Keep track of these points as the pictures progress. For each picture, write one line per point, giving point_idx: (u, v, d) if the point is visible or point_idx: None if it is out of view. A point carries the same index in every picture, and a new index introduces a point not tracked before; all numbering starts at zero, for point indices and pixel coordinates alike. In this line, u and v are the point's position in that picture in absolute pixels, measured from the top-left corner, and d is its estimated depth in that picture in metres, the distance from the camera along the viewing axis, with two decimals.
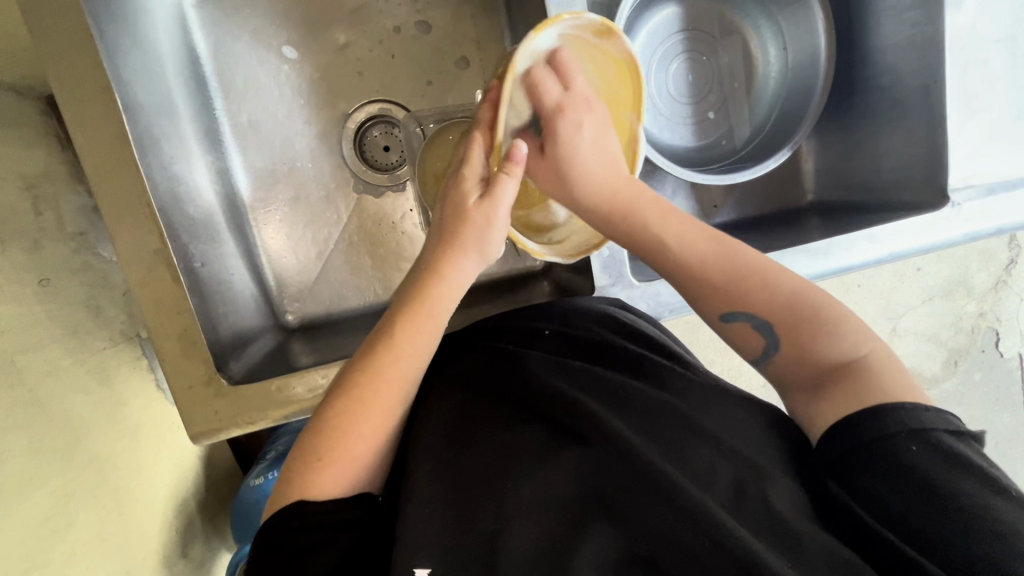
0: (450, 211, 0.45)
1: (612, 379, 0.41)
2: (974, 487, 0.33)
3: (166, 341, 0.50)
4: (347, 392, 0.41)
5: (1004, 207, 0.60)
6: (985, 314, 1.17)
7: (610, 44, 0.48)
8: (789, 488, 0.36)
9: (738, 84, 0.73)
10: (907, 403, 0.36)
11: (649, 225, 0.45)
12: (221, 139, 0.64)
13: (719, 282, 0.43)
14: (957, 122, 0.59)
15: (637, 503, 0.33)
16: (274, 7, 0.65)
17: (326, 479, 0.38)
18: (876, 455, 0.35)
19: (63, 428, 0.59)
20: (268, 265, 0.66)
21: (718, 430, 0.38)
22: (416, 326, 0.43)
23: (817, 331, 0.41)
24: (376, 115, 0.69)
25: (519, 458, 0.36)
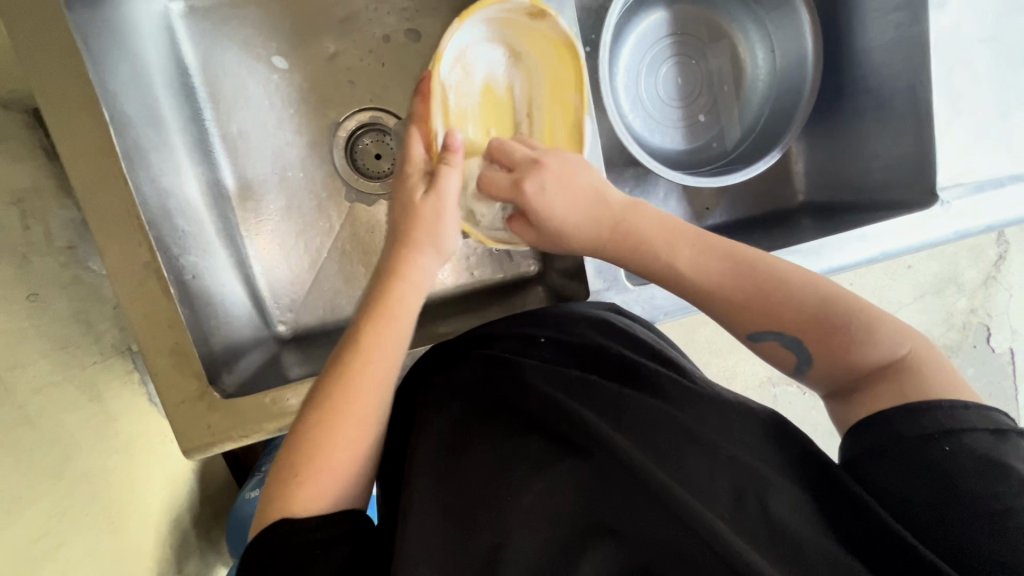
0: (400, 207, 0.49)
1: (609, 387, 0.41)
2: (1010, 492, 0.33)
3: (157, 355, 0.50)
4: (320, 404, 0.41)
5: (993, 204, 0.60)
6: (975, 310, 1.18)
7: (543, 25, 0.53)
8: (791, 490, 0.35)
9: (727, 87, 0.73)
10: (946, 402, 0.36)
11: (656, 249, 0.46)
12: (211, 149, 0.64)
13: (739, 301, 0.43)
14: (943, 121, 0.60)
15: (637, 513, 0.33)
16: (263, 17, 0.65)
17: (305, 493, 0.37)
18: (910, 454, 0.35)
19: (52, 445, 0.58)
20: (260, 275, 0.66)
21: (715, 438, 0.37)
22: (382, 329, 0.44)
23: (850, 340, 0.41)
24: (367, 123, 0.69)
25: (515, 468, 0.36)
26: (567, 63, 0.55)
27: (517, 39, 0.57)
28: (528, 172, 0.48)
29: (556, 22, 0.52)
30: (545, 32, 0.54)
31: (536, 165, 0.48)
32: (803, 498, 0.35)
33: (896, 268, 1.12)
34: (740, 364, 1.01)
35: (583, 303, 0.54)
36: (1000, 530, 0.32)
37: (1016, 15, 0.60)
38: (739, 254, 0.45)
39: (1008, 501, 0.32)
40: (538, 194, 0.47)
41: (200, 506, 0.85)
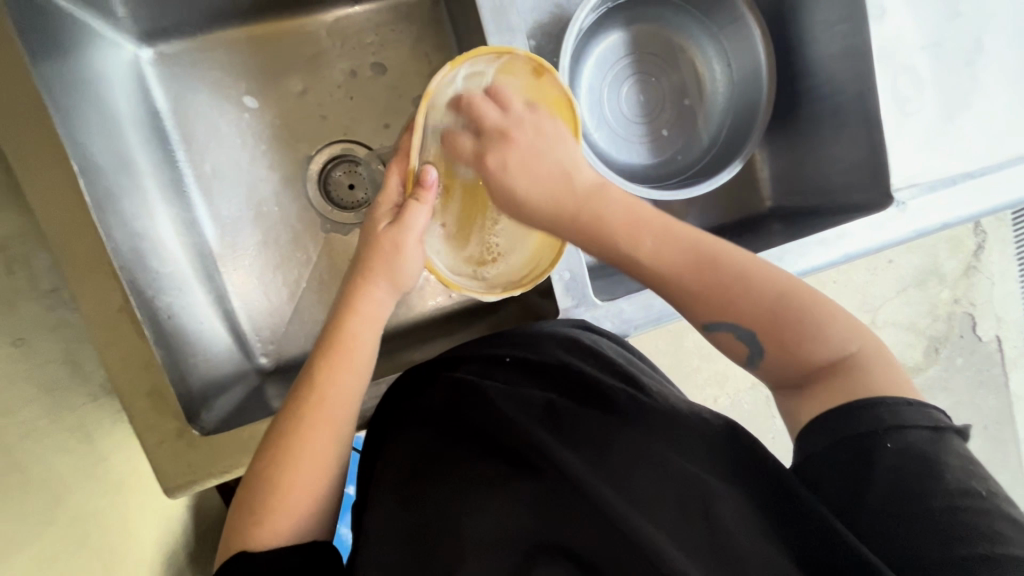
0: (366, 238, 0.49)
1: (563, 407, 0.44)
2: (945, 489, 0.36)
3: (136, 398, 0.50)
4: (277, 444, 0.44)
5: (949, 202, 0.62)
6: (959, 300, 1.20)
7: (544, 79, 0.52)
8: (738, 499, 0.38)
9: (689, 100, 0.76)
10: (889, 399, 0.39)
11: (618, 242, 0.43)
12: (185, 190, 0.65)
13: (698, 292, 0.43)
14: (892, 125, 0.62)
15: (586, 529, 0.36)
16: (232, 60, 0.67)
17: (263, 531, 0.40)
18: (856, 452, 0.38)
19: (39, 490, 0.59)
20: (240, 310, 0.67)
21: (665, 451, 0.40)
22: (336, 368, 0.46)
23: (804, 338, 0.42)
24: (338, 155, 0.70)
25: (476, 491, 0.40)
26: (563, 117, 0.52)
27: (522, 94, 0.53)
28: (493, 145, 0.48)
29: (556, 78, 0.51)
30: (546, 88, 0.52)
31: (502, 138, 0.48)
32: (747, 505, 0.38)
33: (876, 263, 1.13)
34: (729, 367, 1.02)
35: (550, 321, 0.56)
36: (940, 524, 0.35)
37: (953, 20, 0.62)
38: (697, 236, 0.44)
39: (945, 496, 0.35)
40: (500, 169, 0.47)
41: (197, 540, 0.85)
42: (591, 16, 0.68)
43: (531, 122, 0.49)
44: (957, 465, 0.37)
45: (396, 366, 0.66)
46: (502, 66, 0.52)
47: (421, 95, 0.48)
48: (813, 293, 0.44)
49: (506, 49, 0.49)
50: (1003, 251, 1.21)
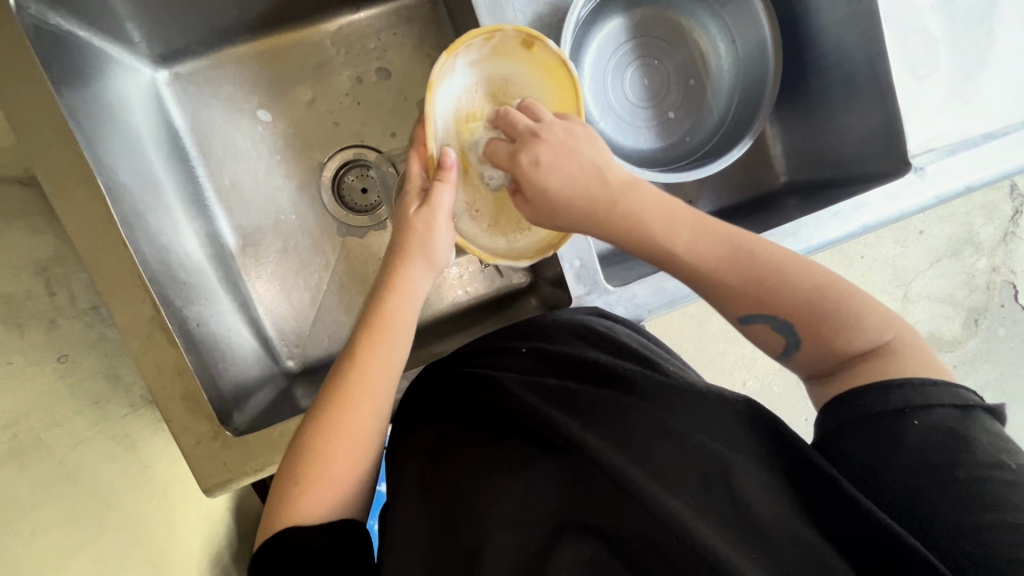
0: (398, 219, 0.50)
1: (580, 393, 0.45)
2: (977, 460, 0.36)
3: (170, 403, 0.52)
4: (320, 417, 0.46)
5: (971, 164, 0.60)
6: (998, 269, 1.16)
7: (535, 50, 0.53)
8: (760, 473, 0.38)
9: (694, 81, 0.75)
10: (916, 379, 0.38)
11: (655, 235, 0.43)
12: (207, 204, 0.68)
13: (734, 285, 0.42)
14: (905, 89, 0.60)
15: (611, 507, 0.37)
16: (244, 75, 0.70)
17: (304, 503, 0.42)
18: (881, 426, 0.38)
19: (90, 494, 0.63)
20: (265, 316, 0.70)
21: (685, 427, 0.40)
22: (375, 345, 0.48)
23: (836, 330, 0.41)
24: (350, 160, 0.73)
25: (497, 472, 0.41)
26: (562, 82, 0.54)
27: (515, 68, 0.56)
28: (525, 145, 0.46)
29: (546, 44, 0.52)
30: (540, 57, 0.54)
31: (534, 138, 0.46)
32: (770, 479, 0.38)
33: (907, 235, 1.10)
34: (756, 350, 1.01)
35: (562, 311, 0.57)
36: (972, 494, 0.35)
37: None
38: (729, 230, 0.43)
39: (977, 468, 0.35)
40: (532, 168, 0.45)
41: (239, 540, 0.89)
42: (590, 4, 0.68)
43: (564, 124, 0.47)
44: (989, 441, 0.36)
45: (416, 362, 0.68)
46: (495, 46, 0.54)
47: (426, 86, 0.48)
48: (849, 285, 0.42)
49: (496, 27, 0.50)
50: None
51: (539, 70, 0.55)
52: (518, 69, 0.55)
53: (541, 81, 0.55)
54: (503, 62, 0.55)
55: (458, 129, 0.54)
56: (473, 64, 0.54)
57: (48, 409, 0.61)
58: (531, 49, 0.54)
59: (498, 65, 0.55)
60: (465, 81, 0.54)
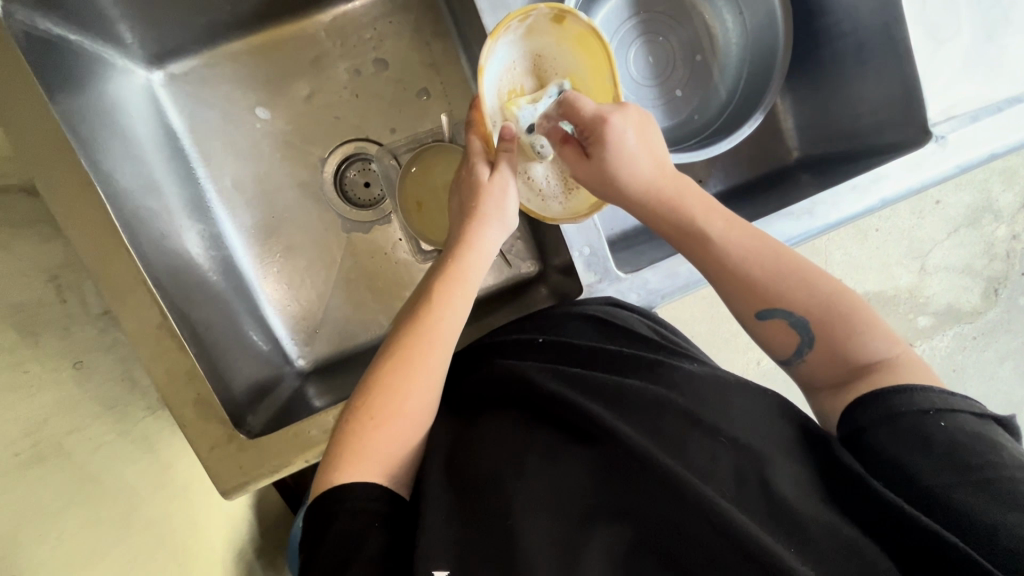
0: (467, 182, 0.55)
1: (608, 381, 0.44)
2: (1005, 463, 0.38)
3: (183, 408, 0.51)
4: (396, 354, 0.48)
5: (994, 130, 0.57)
6: (1018, 236, 1.14)
7: (566, 23, 0.54)
8: (792, 469, 0.39)
9: (701, 56, 0.72)
10: (934, 388, 0.42)
11: (694, 218, 0.49)
12: (209, 206, 0.67)
13: (758, 284, 0.48)
14: (928, 54, 0.57)
15: (642, 493, 0.36)
16: (240, 72, 0.69)
17: (382, 434, 0.44)
18: (913, 425, 0.40)
19: (113, 498, 0.64)
20: (275, 316, 0.70)
21: (718, 419, 0.40)
22: (449, 291, 0.51)
23: (846, 335, 0.46)
24: (352, 154, 0.72)
25: (525, 460, 0.39)
26: (595, 50, 0.55)
27: (546, 44, 0.57)
28: (613, 109, 0.49)
29: (577, 17, 0.53)
30: (572, 30, 0.55)
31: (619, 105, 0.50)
32: (802, 476, 0.39)
33: (925, 205, 1.08)
34: None
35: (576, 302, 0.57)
36: (1001, 493, 0.36)
37: None
38: (768, 239, 0.49)
39: (1006, 469, 0.37)
40: (619, 129, 0.48)
41: (262, 535, 0.90)
42: None
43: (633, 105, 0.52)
44: (1010, 446, 0.39)
45: None
46: (529, 26, 0.54)
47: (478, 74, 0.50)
48: (860, 300, 0.48)
49: (532, 8, 0.51)
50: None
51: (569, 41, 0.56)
52: (550, 44, 0.56)
53: (573, 54, 0.57)
54: (536, 39, 0.56)
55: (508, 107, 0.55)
56: (512, 45, 0.54)
57: (66, 415, 0.62)
58: (562, 23, 0.55)
59: (533, 41, 0.56)
60: (506, 62, 0.55)
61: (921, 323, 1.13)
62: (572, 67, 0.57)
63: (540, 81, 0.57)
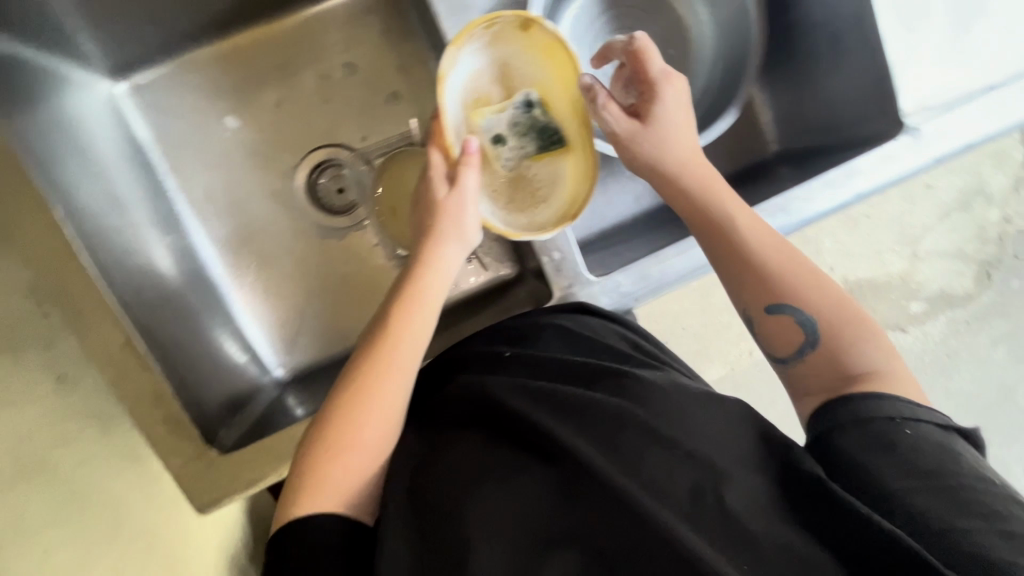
0: (425, 204, 0.55)
1: (570, 393, 0.43)
2: (964, 472, 0.39)
3: (152, 427, 0.50)
4: (353, 381, 0.48)
5: (968, 121, 0.56)
6: (1010, 219, 1.14)
7: (531, 33, 0.56)
8: (748, 482, 0.39)
9: (674, 49, 0.70)
10: (901, 398, 0.44)
11: (722, 200, 0.52)
12: (179, 218, 0.66)
13: (773, 275, 0.50)
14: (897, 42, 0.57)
15: (600, 513, 0.37)
16: (206, 80, 0.67)
17: (338, 465, 0.44)
18: (878, 432, 0.42)
19: (99, 515, 0.64)
20: (251, 327, 0.69)
21: (678, 434, 0.40)
22: (407, 312, 0.52)
23: (847, 341, 0.47)
24: (323, 160, 0.70)
25: (483, 482, 0.39)
26: (560, 60, 0.57)
27: (512, 54, 0.58)
28: (673, 76, 0.55)
29: (545, 25, 0.55)
30: (538, 39, 0.57)
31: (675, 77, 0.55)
32: (761, 489, 0.39)
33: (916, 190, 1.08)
34: None
35: (545, 309, 0.56)
36: (961, 501, 0.38)
37: None
38: (789, 243, 0.52)
39: (966, 478, 0.39)
40: (672, 93, 0.54)
41: (254, 542, 0.90)
42: None
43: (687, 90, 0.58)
44: (970, 456, 0.41)
45: None
46: (495, 34, 0.56)
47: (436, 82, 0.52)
48: (864, 314, 0.50)
49: (495, 15, 0.53)
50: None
51: (535, 49, 0.57)
52: (518, 53, 0.58)
53: (539, 63, 0.58)
54: (502, 48, 0.57)
55: (471, 117, 0.57)
56: (478, 56, 0.57)
57: (50, 434, 0.61)
58: (529, 32, 0.56)
59: (501, 51, 0.58)
60: (474, 71, 0.57)
61: (913, 309, 1.12)
62: (542, 78, 0.58)
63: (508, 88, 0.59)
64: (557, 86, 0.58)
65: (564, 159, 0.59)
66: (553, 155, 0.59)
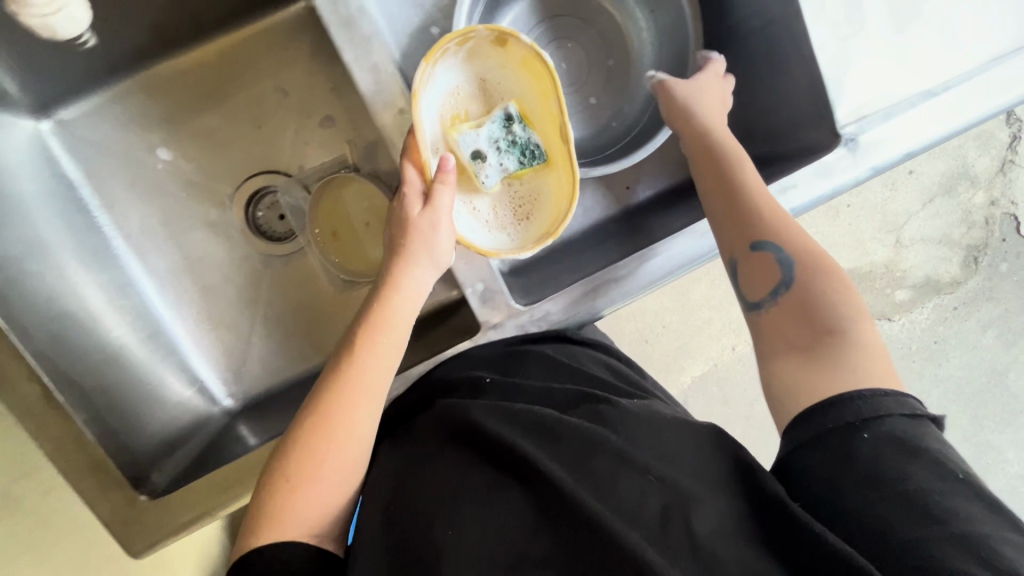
0: (397, 220, 0.51)
1: (547, 417, 0.48)
2: (922, 471, 0.40)
3: (78, 476, 0.50)
4: (317, 409, 0.48)
5: (905, 130, 0.54)
6: (997, 202, 1.12)
7: (507, 46, 0.56)
8: (716, 506, 0.42)
9: (613, 59, 0.69)
10: (864, 391, 0.44)
11: (728, 154, 0.57)
12: (115, 254, 0.65)
13: (761, 211, 0.53)
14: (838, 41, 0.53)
15: (571, 533, 0.41)
16: (135, 114, 0.67)
17: (301, 498, 0.45)
18: (835, 440, 0.43)
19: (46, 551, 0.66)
20: (197, 358, 0.69)
21: (649, 460, 0.44)
22: (377, 338, 0.50)
23: (823, 287, 0.50)
24: (260, 188, 0.69)
25: (464, 504, 0.43)
26: (540, 74, 0.56)
27: (491, 69, 0.58)
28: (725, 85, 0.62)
29: (520, 39, 0.55)
30: (516, 53, 0.56)
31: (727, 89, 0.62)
32: (727, 513, 0.42)
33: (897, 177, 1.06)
34: None
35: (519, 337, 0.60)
36: (916, 506, 0.39)
37: None
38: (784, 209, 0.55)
39: (922, 480, 0.40)
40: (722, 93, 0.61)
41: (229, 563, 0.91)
42: None
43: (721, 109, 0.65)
44: (934, 447, 0.42)
45: None
46: (471, 49, 0.57)
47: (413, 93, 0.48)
48: (848, 282, 0.51)
49: (470, 29, 0.53)
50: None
51: (514, 63, 0.57)
52: (496, 67, 0.58)
53: (517, 77, 0.58)
54: (479, 63, 0.58)
55: (448, 133, 0.56)
56: (455, 71, 0.57)
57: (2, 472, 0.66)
58: (506, 46, 0.56)
59: (479, 65, 0.58)
60: (452, 86, 0.57)
61: (899, 297, 1.10)
62: (522, 92, 0.58)
63: (489, 103, 0.59)
64: (538, 99, 0.57)
65: (547, 176, 0.58)
66: (534, 171, 0.58)
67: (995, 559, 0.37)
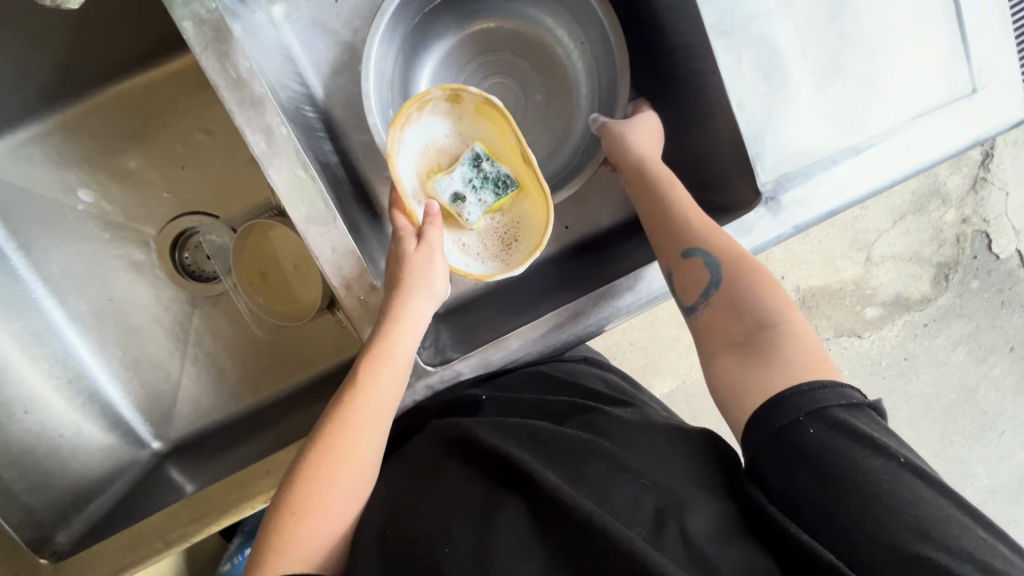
0: (393, 254, 0.50)
1: (539, 431, 0.48)
2: (867, 462, 0.38)
3: None
4: (318, 443, 0.45)
5: (840, 180, 0.53)
6: (969, 219, 1.08)
7: (460, 99, 0.54)
8: (706, 506, 0.41)
9: (540, 96, 0.69)
10: (804, 386, 0.41)
11: (663, 184, 0.55)
12: (32, 300, 0.64)
13: (686, 234, 0.52)
14: (760, 92, 0.51)
15: (566, 537, 0.40)
16: (51, 155, 0.65)
17: (303, 530, 0.42)
18: (785, 441, 0.40)
19: None
20: (122, 401, 0.68)
21: (640, 465, 0.44)
22: (379, 366, 0.47)
23: (745, 283, 0.49)
24: (185, 229, 0.68)
25: (459, 514, 0.42)
26: (494, 118, 0.53)
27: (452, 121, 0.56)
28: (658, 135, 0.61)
29: (468, 91, 0.52)
30: (468, 105, 0.54)
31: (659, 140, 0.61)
32: (721, 515, 0.41)
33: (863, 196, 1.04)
34: None
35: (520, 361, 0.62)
36: (867, 499, 0.37)
37: None
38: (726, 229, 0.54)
39: (869, 470, 0.38)
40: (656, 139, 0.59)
41: None
42: (404, 26, 0.60)
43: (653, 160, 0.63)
44: (877, 432, 0.40)
45: (278, 434, 0.66)
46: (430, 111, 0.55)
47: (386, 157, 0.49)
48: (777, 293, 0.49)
49: (422, 95, 0.51)
50: (1017, 156, 1.08)
51: (470, 114, 0.55)
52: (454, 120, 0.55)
53: (478, 125, 0.55)
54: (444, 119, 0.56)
55: (427, 182, 0.55)
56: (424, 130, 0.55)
57: None
58: (459, 100, 0.54)
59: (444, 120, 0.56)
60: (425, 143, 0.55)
61: (868, 314, 1.08)
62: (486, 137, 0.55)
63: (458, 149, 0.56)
64: (498, 139, 0.54)
65: (528, 199, 0.55)
66: (512, 200, 0.56)
67: (945, 542, 0.35)
